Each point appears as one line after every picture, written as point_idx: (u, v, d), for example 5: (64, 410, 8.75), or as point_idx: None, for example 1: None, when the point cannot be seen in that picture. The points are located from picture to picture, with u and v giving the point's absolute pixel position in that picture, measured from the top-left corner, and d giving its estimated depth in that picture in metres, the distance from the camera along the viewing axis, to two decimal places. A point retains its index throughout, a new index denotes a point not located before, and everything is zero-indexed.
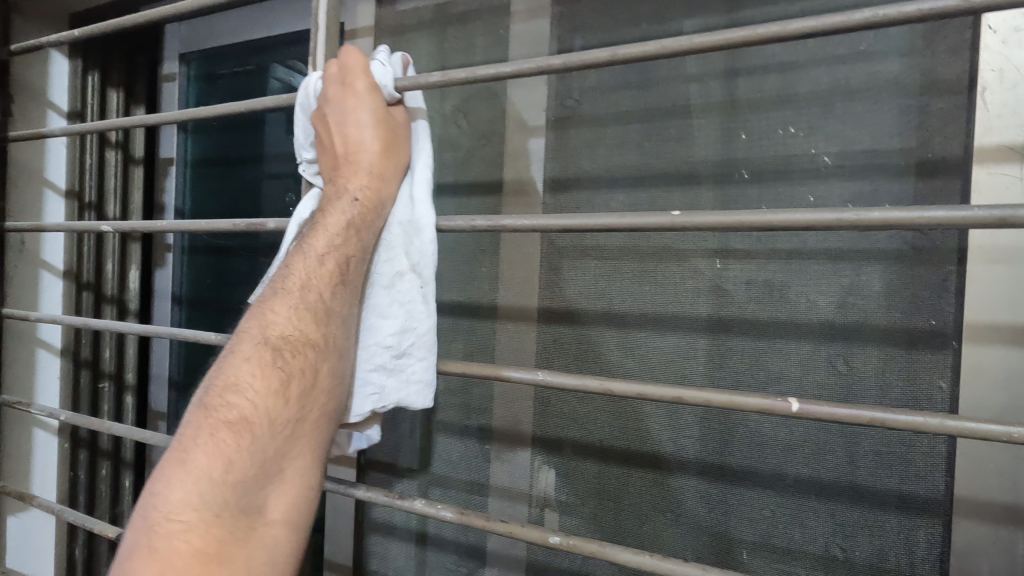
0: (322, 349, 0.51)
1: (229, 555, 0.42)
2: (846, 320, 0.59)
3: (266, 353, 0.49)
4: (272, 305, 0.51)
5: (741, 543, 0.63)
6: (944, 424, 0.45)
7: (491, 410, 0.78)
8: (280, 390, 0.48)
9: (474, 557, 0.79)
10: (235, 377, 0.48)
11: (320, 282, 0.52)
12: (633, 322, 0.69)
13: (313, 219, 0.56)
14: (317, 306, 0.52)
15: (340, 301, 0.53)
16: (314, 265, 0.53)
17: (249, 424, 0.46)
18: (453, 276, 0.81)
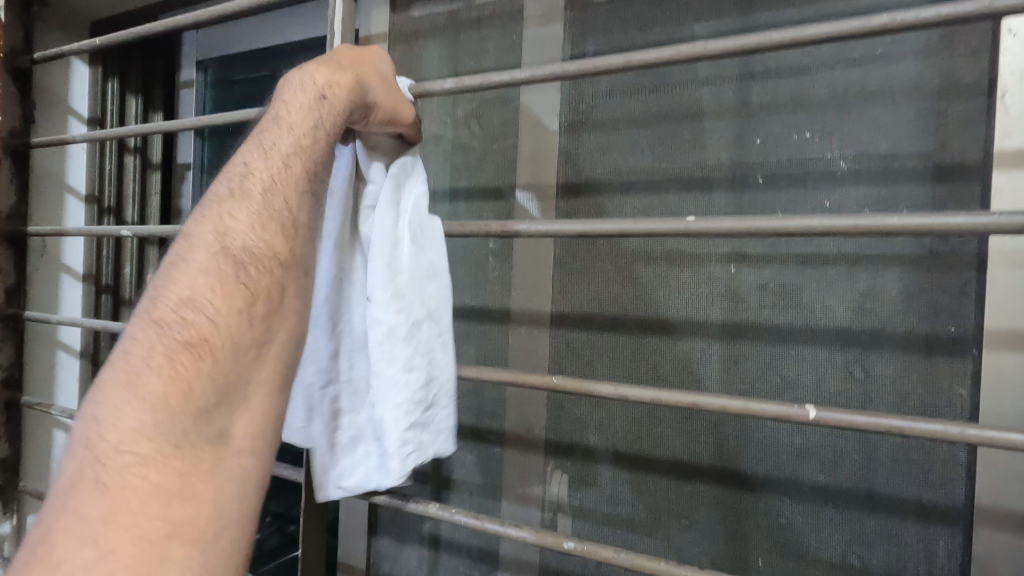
0: (285, 266, 0.49)
1: (193, 482, 0.39)
2: (862, 326, 0.58)
3: (225, 265, 0.45)
4: (228, 213, 0.48)
5: (756, 551, 0.63)
6: (963, 432, 0.45)
7: (504, 415, 0.78)
8: (242, 308, 0.45)
9: (487, 561, 0.79)
10: (190, 289, 0.44)
11: (283, 193, 0.50)
12: (646, 326, 0.69)
13: (270, 127, 0.52)
14: (280, 218, 0.49)
15: (302, 216, 0.51)
16: (278, 171, 0.50)
17: (208, 341, 0.43)
18: (466, 280, 0.81)
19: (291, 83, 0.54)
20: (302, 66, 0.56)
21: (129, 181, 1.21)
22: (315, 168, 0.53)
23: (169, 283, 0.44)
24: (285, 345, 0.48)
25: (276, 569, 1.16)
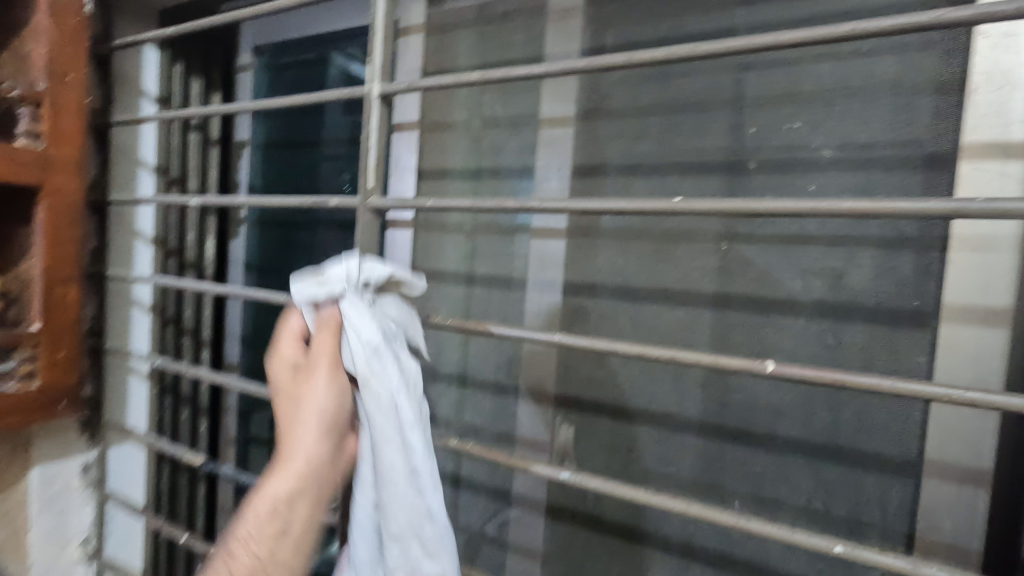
0: (269, 570, 0.59)
1: None
2: (837, 299, 0.65)
3: (236, 575, 0.57)
4: (245, 529, 0.60)
5: (733, 494, 0.71)
6: (899, 387, 0.51)
7: (519, 371, 0.88)
8: None
9: (500, 498, 0.90)
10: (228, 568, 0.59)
11: (278, 503, 0.60)
12: (646, 296, 0.77)
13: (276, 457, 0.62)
14: (275, 534, 0.59)
15: (297, 529, 0.60)
16: (264, 533, 0.59)
17: None
18: (489, 251, 0.91)
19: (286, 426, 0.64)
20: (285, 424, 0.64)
21: (192, 156, 1.33)
22: (293, 504, 0.60)
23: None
24: None
25: None
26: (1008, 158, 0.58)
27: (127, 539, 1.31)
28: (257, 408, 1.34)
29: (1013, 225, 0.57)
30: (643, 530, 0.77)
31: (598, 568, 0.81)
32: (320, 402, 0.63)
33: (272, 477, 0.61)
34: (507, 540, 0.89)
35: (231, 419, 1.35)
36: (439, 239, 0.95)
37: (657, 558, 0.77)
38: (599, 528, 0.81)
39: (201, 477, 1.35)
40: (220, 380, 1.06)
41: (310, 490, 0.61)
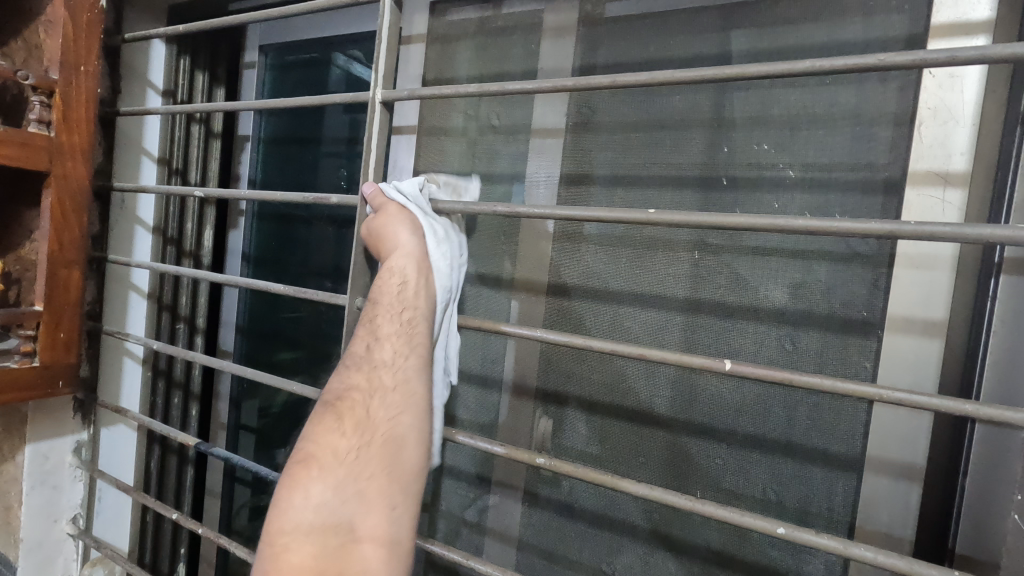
0: (399, 366, 0.70)
1: (393, 441, 0.66)
2: (795, 307, 0.71)
3: (371, 365, 0.69)
4: (376, 334, 0.71)
5: (695, 484, 0.77)
6: (849, 389, 0.55)
7: (503, 365, 0.93)
8: (379, 391, 0.68)
9: (480, 485, 0.95)
10: (366, 359, 0.70)
11: (399, 311, 0.72)
12: (622, 298, 0.83)
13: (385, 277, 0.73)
14: (404, 336, 0.71)
15: (417, 333, 0.72)
16: (402, 299, 0.72)
17: (367, 392, 0.68)
18: (479, 252, 0.96)
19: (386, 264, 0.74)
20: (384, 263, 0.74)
21: (194, 147, 1.36)
22: (414, 309, 0.72)
23: (363, 410, 0.67)
24: (411, 410, 0.69)
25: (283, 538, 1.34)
26: (947, 186, 0.65)
27: (116, 518, 1.34)
28: (247, 396, 1.39)
29: (950, 246, 0.64)
30: (612, 517, 0.83)
31: (570, 552, 0.87)
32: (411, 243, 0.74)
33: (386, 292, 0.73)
34: (486, 525, 0.94)
35: (223, 404, 1.40)
36: None
37: (624, 542, 0.82)
38: (573, 514, 0.86)
39: (190, 460, 1.40)
40: (217, 363, 1.09)
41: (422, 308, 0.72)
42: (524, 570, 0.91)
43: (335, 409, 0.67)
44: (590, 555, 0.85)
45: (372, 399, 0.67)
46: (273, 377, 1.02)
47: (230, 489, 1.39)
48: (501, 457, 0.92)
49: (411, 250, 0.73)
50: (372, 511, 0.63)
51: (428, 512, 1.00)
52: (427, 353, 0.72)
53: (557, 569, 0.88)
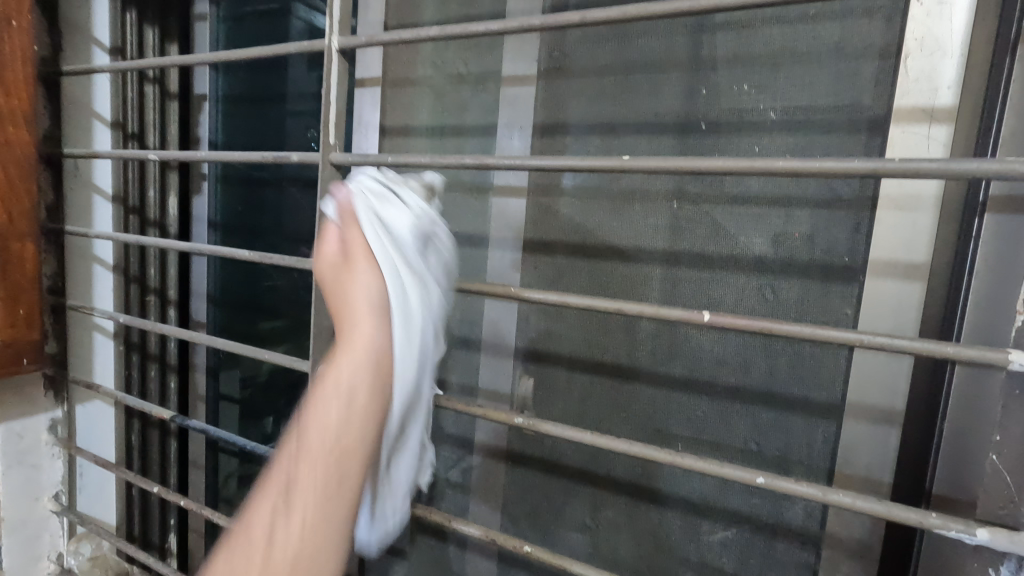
0: (316, 511, 0.51)
1: None
2: (776, 255, 0.69)
3: (279, 506, 0.51)
4: (292, 463, 0.52)
5: (677, 437, 0.77)
6: (829, 336, 0.53)
7: (481, 325, 0.91)
8: (279, 550, 0.49)
9: (463, 446, 0.94)
10: (270, 498, 0.51)
11: (334, 428, 0.54)
12: (601, 252, 0.80)
13: (326, 369, 0.57)
14: (336, 456, 0.53)
15: (353, 458, 0.54)
16: (352, 389, 0.56)
17: (262, 554, 0.49)
18: (453, 210, 0.92)
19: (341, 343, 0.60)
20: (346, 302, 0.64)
21: (151, 110, 1.28)
22: (361, 404, 0.56)
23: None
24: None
25: None
26: (932, 122, 0.61)
27: (100, 495, 1.33)
28: (225, 367, 1.36)
29: (934, 184, 0.61)
30: (595, 473, 0.83)
31: (554, 509, 0.87)
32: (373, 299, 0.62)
33: (320, 395, 0.55)
34: (470, 485, 0.94)
35: (200, 375, 1.37)
36: None
37: (608, 496, 0.82)
38: (556, 472, 0.86)
39: (171, 433, 1.38)
40: (188, 336, 1.06)
41: (368, 418, 0.56)
42: (510, 528, 0.91)
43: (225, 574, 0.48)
44: (575, 510, 0.85)
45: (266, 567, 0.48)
46: (246, 346, 0.99)
47: (214, 460, 1.38)
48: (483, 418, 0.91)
49: (372, 302, 0.62)
50: None
51: None
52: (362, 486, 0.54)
53: (542, 526, 0.88)
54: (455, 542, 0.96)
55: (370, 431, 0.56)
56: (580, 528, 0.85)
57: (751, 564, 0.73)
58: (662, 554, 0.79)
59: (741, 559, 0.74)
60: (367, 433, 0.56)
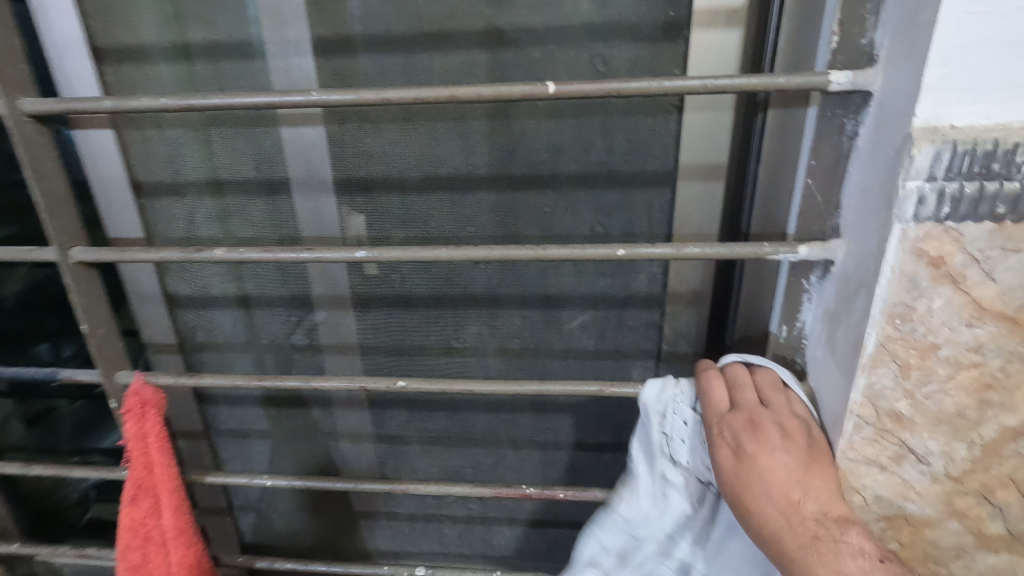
0: (755, 421, 0.53)
1: (764, 452, 0.51)
2: (603, 19, 0.63)
3: (744, 421, 0.54)
4: (728, 424, 0.54)
5: (527, 238, 0.74)
6: (661, 86, 0.54)
7: (285, 160, 0.74)
8: (749, 433, 0.53)
9: (301, 305, 0.83)
10: (746, 437, 0.53)
11: (730, 426, 0.54)
12: (413, 42, 0.66)
13: (732, 454, 0.53)
14: (747, 414, 0.54)
15: (750, 406, 0.55)
16: (783, 487, 0.50)
17: (754, 413, 0.54)
18: (203, 9, 0.68)
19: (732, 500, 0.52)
20: (718, 458, 0.54)
21: None
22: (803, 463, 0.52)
23: (772, 432, 0.52)
24: (794, 438, 0.52)
25: (78, 442, 1.09)
26: None
27: None
28: None
29: None
30: (451, 294, 0.79)
31: (416, 341, 0.83)
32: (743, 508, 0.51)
33: (727, 417, 0.55)
34: (319, 343, 0.85)
35: None
36: None
37: (469, 314, 0.80)
38: (409, 304, 0.80)
39: None
40: None
41: (743, 413, 0.54)
42: (375, 373, 0.86)
43: (753, 431, 0.53)
44: (437, 336, 0.82)
45: (768, 436, 0.52)
46: None
47: None
48: (317, 267, 0.79)
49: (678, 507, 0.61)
50: (780, 460, 0.51)
51: (249, 351, 0.86)
52: (778, 429, 0.53)
53: (407, 361, 0.85)
54: (319, 403, 0.89)
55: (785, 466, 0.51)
56: (446, 353, 0.83)
57: (608, 337, 0.79)
58: (529, 351, 0.81)
59: (599, 335, 0.79)
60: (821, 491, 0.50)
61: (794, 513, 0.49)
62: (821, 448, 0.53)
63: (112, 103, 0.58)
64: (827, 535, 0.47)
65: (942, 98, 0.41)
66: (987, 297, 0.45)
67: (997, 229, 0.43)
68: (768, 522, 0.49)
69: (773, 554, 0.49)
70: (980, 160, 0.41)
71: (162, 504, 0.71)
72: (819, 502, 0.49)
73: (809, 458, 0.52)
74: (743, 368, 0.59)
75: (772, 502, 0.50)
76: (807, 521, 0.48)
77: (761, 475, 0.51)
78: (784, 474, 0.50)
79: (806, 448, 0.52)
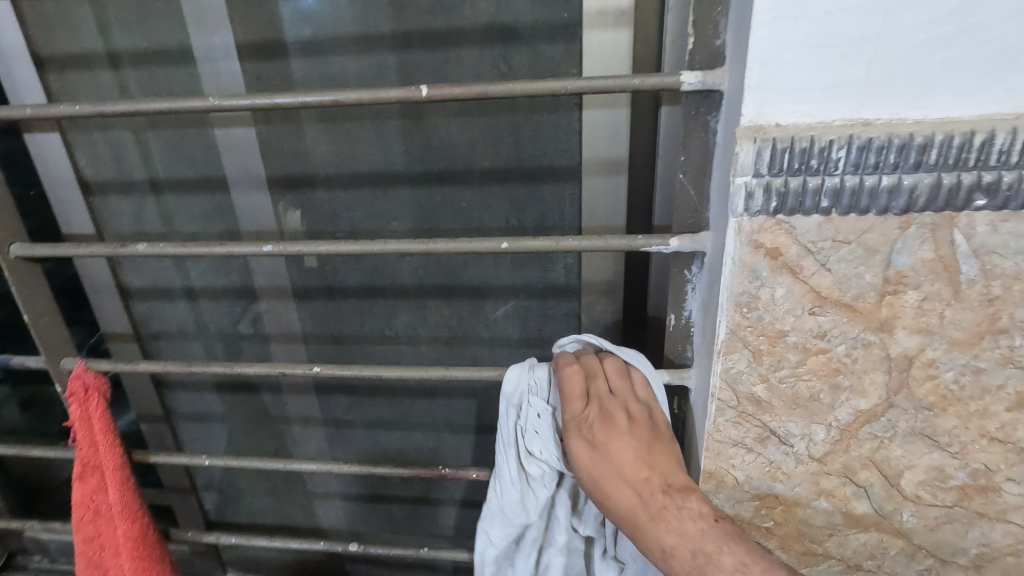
0: (603, 411, 0.55)
1: (613, 439, 0.53)
2: (503, 22, 0.66)
3: (593, 411, 0.55)
4: (579, 417, 0.55)
5: (446, 231, 0.78)
6: (517, 89, 0.58)
7: (220, 159, 0.79)
8: (599, 423, 0.54)
9: (246, 296, 0.87)
10: (595, 427, 0.54)
11: (579, 418, 0.55)
12: (328, 47, 0.70)
13: (584, 445, 0.53)
14: (595, 404, 0.55)
15: (600, 396, 0.56)
16: (633, 467, 0.52)
17: (600, 402, 0.55)
18: (135, 19, 0.73)
19: (589, 490, 0.53)
20: (573, 451, 0.54)
21: None
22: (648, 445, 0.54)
23: (620, 421, 0.54)
24: (638, 423, 0.54)
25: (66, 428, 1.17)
26: None
27: None
28: None
29: None
30: (383, 286, 0.83)
31: (354, 330, 0.87)
32: (599, 496, 0.53)
33: (577, 410, 0.55)
34: (265, 332, 0.90)
35: None
36: (61, 9, 0.73)
37: (400, 304, 0.84)
38: (343, 295, 0.85)
39: None
40: None
41: (591, 403, 0.55)
42: (318, 359, 0.91)
43: (602, 419, 0.54)
44: (373, 325, 0.86)
45: (615, 423, 0.54)
46: None
47: None
48: (256, 260, 0.84)
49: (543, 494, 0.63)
50: (627, 443, 0.53)
51: (201, 340, 0.92)
52: (625, 414, 0.55)
53: (347, 349, 0.89)
54: (269, 389, 0.95)
55: (632, 446, 0.53)
56: (383, 341, 0.87)
57: (532, 325, 0.82)
58: (459, 340, 0.85)
59: (523, 325, 0.82)
60: (667, 466, 0.52)
61: (642, 488, 0.51)
62: (661, 426, 0.55)
63: (33, 110, 0.66)
64: (672, 506, 0.49)
65: (763, 99, 0.43)
66: (825, 286, 0.47)
67: (825, 221, 0.45)
68: (621, 504, 0.51)
69: (629, 531, 0.51)
70: (799, 156, 0.43)
71: (107, 481, 0.76)
72: (666, 476, 0.52)
73: (653, 438, 0.54)
74: (593, 357, 0.60)
75: (623, 484, 0.51)
76: (658, 491, 0.50)
77: (610, 458, 0.52)
78: (632, 456, 0.52)
79: (650, 430, 0.54)
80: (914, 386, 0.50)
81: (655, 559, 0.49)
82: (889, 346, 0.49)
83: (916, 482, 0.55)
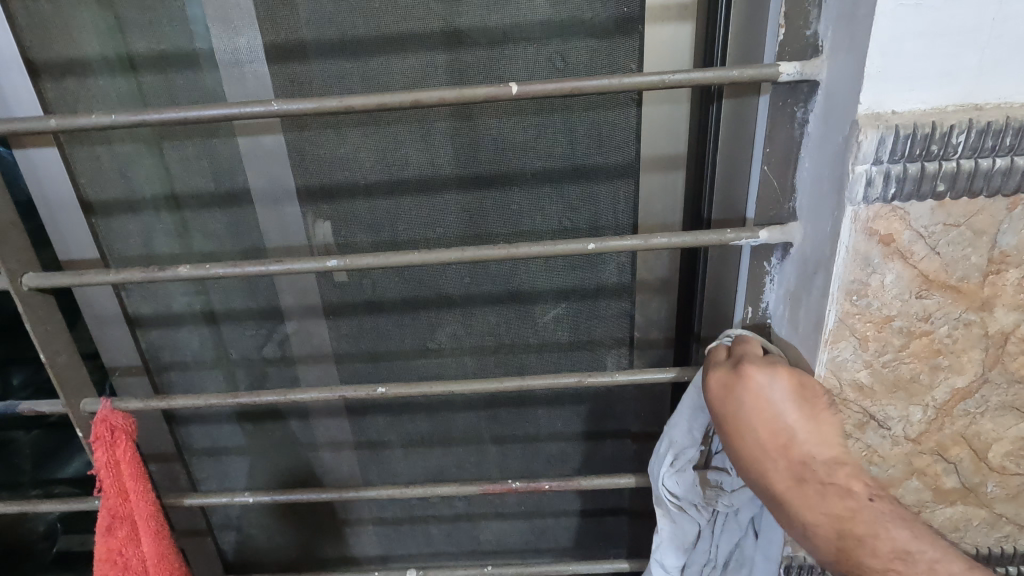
0: (744, 369, 0.53)
1: (752, 400, 0.52)
2: (560, 17, 0.64)
3: (733, 371, 0.53)
4: (719, 374, 0.54)
5: (495, 235, 0.75)
6: (620, 82, 0.54)
7: (244, 170, 0.73)
8: (738, 383, 0.52)
9: (271, 317, 0.81)
10: (735, 386, 0.52)
11: (718, 377, 0.54)
12: (370, 47, 0.66)
13: (720, 403, 0.53)
14: (738, 362, 0.54)
15: (744, 357, 0.54)
16: (772, 432, 0.51)
17: (743, 361, 0.53)
18: (146, 19, 0.66)
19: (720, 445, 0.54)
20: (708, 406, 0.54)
21: None
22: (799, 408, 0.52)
23: (763, 381, 0.52)
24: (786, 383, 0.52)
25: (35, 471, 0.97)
26: None
27: None
28: None
29: None
30: (425, 297, 0.79)
31: (391, 345, 0.82)
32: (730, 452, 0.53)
33: (716, 371, 0.54)
34: (293, 355, 0.84)
35: None
36: (61, 10, 0.65)
37: (442, 315, 0.80)
38: (380, 311, 0.80)
39: None
40: None
41: (733, 362, 0.54)
42: (350, 380, 0.85)
43: (744, 379, 0.52)
44: (412, 339, 0.82)
45: (757, 384, 0.52)
46: None
47: None
48: (285, 278, 0.78)
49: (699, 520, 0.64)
50: (768, 406, 0.51)
51: (219, 368, 0.84)
52: (770, 372, 0.52)
53: (384, 367, 0.84)
54: (296, 415, 0.88)
55: (777, 409, 0.51)
56: (423, 356, 0.83)
57: (582, 329, 0.80)
58: (505, 348, 0.82)
59: (573, 328, 0.80)
60: (810, 432, 0.51)
61: (782, 454, 0.51)
62: (818, 390, 0.52)
63: (56, 121, 0.57)
64: (815, 477, 0.50)
65: (882, 87, 0.44)
66: (932, 270, 0.48)
67: (938, 206, 0.46)
68: (759, 466, 0.51)
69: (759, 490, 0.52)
70: (920, 142, 0.44)
71: (140, 529, 0.69)
72: (811, 444, 0.51)
73: (804, 404, 0.51)
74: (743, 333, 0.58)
75: (761, 447, 0.51)
76: (800, 461, 0.50)
77: (749, 419, 0.51)
78: (775, 419, 0.51)
79: (802, 393, 0.52)
80: (1008, 361, 0.52)
81: (789, 523, 0.51)
82: (988, 324, 0.51)
83: (1003, 453, 0.57)
